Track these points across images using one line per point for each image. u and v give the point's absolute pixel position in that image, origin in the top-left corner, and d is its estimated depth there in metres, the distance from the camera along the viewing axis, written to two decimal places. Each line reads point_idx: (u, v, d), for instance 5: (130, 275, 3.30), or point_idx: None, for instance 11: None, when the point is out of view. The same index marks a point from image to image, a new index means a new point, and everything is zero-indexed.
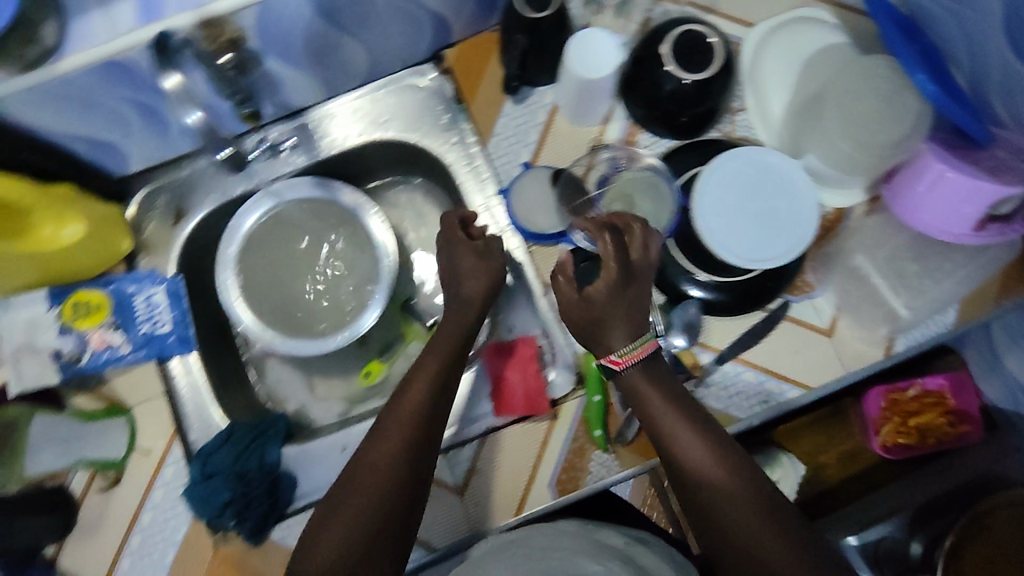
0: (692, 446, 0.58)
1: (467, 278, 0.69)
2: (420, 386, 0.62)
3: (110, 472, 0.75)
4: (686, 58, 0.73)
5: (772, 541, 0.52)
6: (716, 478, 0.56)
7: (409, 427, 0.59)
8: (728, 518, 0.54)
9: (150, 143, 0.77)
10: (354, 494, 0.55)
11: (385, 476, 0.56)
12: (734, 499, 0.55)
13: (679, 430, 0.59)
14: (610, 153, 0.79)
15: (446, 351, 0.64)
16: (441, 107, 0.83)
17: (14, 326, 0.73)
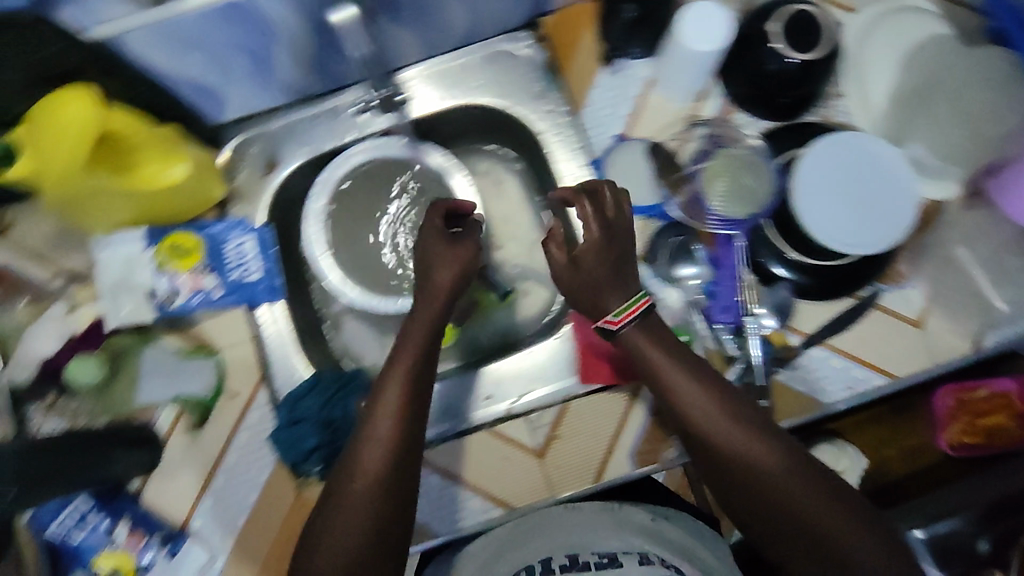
0: (715, 416, 0.59)
1: (440, 267, 0.68)
2: (403, 363, 0.64)
3: (197, 414, 0.76)
4: (796, 38, 0.72)
5: (809, 500, 0.56)
6: (747, 446, 0.58)
7: (398, 407, 0.62)
8: (765, 482, 0.57)
9: (250, 92, 0.76)
10: (353, 475, 0.59)
11: (376, 460, 0.59)
12: (768, 463, 0.57)
13: (700, 400, 0.60)
14: (705, 129, 0.77)
15: (424, 327, 0.66)
16: (536, 75, 0.82)
17: (114, 263, 0.75)
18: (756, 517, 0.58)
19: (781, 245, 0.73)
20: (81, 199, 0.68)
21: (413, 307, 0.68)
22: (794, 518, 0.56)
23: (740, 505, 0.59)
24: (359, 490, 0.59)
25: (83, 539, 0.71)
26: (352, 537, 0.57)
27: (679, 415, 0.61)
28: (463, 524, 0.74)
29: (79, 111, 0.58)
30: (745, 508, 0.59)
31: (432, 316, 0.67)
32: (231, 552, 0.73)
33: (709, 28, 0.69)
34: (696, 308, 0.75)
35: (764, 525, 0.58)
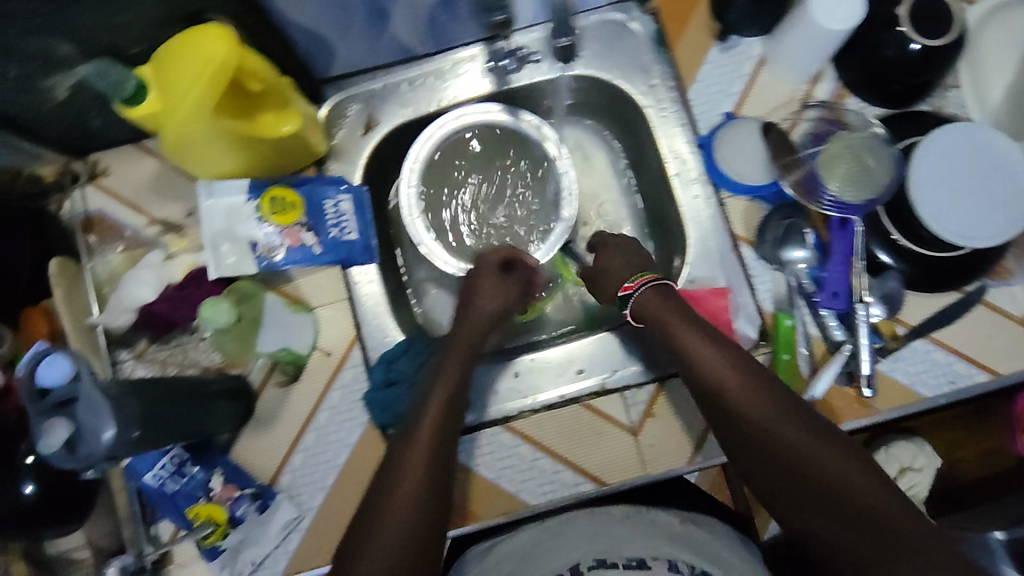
0: (729, 375, 0.61)
1: (485, 295, 0.74)
2: (454, 360, 0.68)
3: (290, 368, 0.76)
4: (924, 22, 0.69)
5: (825, 454, 0.56)
6: (760, 403, 0.59)
7: (447, 394, 0.64)
8: (780, 438, 0.57)
9: (358, 48, 0.76)
10: (406, 450, 0.60)
11: (428, 441, 0.60)
12: (781, 418, 0.58)
13: (714, 359, 0.62)
14: (816, 112, 0.77)
15: (468, 338, 0.71)
16: (644, 47, 0.80)
17: (216, 213, 0.72)
18: (773, 477, 0.58)
19: (889, 231, 0.72)
20: (194, 148, 0.66)
21: (460, 318, 0.73)
22: (810, 472, 0.56)
23: (759, 468, 0.59)
24: (411, 467, 0.59)
25: (178, 488, 0.71)
26: (403, 506, 0.56)
27: (696, 378, 0.63)
28: (553, 497, 0.74)
29: (220, 47, 0.57)
30: (765, 470, 0.59)
31: (476, 328, 0.72)
32: (318, 510, 0.73)
33: (842, 9, 0.67)
34: (800, 292, 0.74)
35: (783, 487, 0.57)
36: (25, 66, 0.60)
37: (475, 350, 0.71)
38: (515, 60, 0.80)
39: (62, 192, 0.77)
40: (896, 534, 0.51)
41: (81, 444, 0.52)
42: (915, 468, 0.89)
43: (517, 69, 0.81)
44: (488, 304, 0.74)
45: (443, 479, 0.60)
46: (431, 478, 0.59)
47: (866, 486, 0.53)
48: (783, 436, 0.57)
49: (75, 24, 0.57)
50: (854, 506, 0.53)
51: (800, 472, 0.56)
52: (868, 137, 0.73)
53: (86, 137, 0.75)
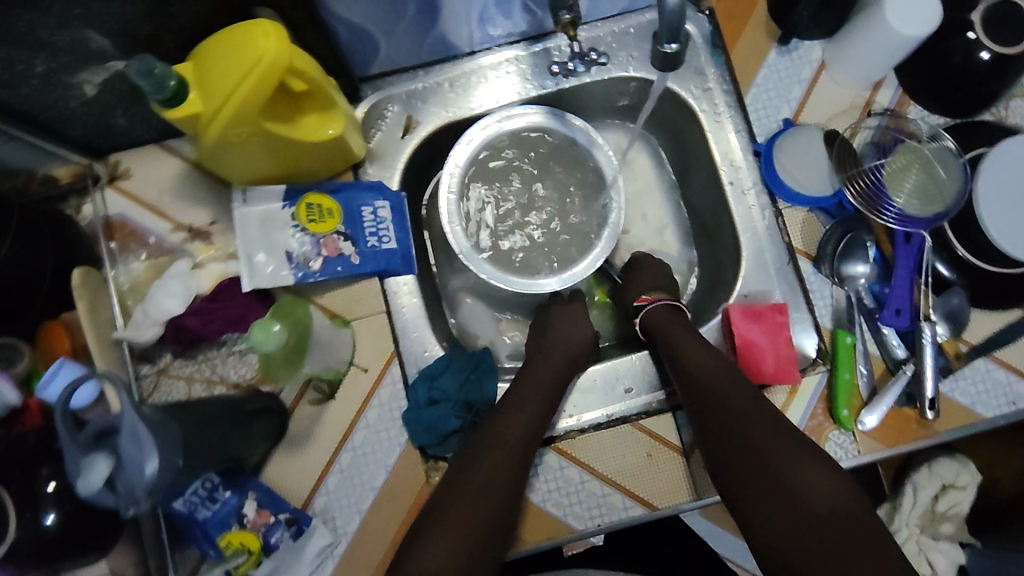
0: (715, 378, 0.66)
1: (565, 337, 0.75)
2: (535, 391, 0.69)
3: (324, 386, 0.71)
4: (998, 29, 0.67)
5: (788, 456, 0.59)
6: (737, 403, 0.63)
7: (525, 423, 0.66)
8: (748, 435, 0.61)
9: (405, 45, 0.72)
10: (473, 472, 0.62)
11: (502, 468, 0.62)
12: (755, 420, 0.62)
13: (707, 362, 0.67)
14: (879, 121, 0.74)
15: (554, 372, 0.71)
16: (698, 49, 0.77)
17: (250, 220, 0.69)
18: (735, 473, 0.60)
19: (951, 244, 0.70)
20: (231, 151, 0.61)
21: (541, 352, 0.74)
22: (771, 468, 0.58)
23: (722, 465, 0.62)
24: (478, 488, 0.60)
25: (209, 515, 0.65)
26: (467, 521, 0.58)
27: (683, 375, 0.68)
28: (602, 521, 0.70)
29: (269, 46, 0.53)
30: (728, 468, 0.61)
31: (563, 361, 0.73)
32: (355, 535, 0.69)
33: (916, 15, 0.65)
34: (860, 308, 0.72)
35: (743, 483, 0.60)
36: (56, 60, 0.56)
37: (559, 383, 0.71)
38: (582, 62, 0.77)
39: (81, 195, 0.72)
40: (847, 531, 0.53)
41: (121, 477, 0.47)
42: (958, 486, 0.87)
43: (579, 70, 0.78)
44: (564, 339, 0.75)
45: (509, 511, 0.61)
46: (500, 507, 0.60)
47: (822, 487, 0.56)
48: (750, 437, 0.61)
49: (116, 16, 0.53)
50: (809, 503, 0.55)
51: (761, 469, 0.59)
52: (937, 148, 0.71)
53: (109, 137, 0.70)
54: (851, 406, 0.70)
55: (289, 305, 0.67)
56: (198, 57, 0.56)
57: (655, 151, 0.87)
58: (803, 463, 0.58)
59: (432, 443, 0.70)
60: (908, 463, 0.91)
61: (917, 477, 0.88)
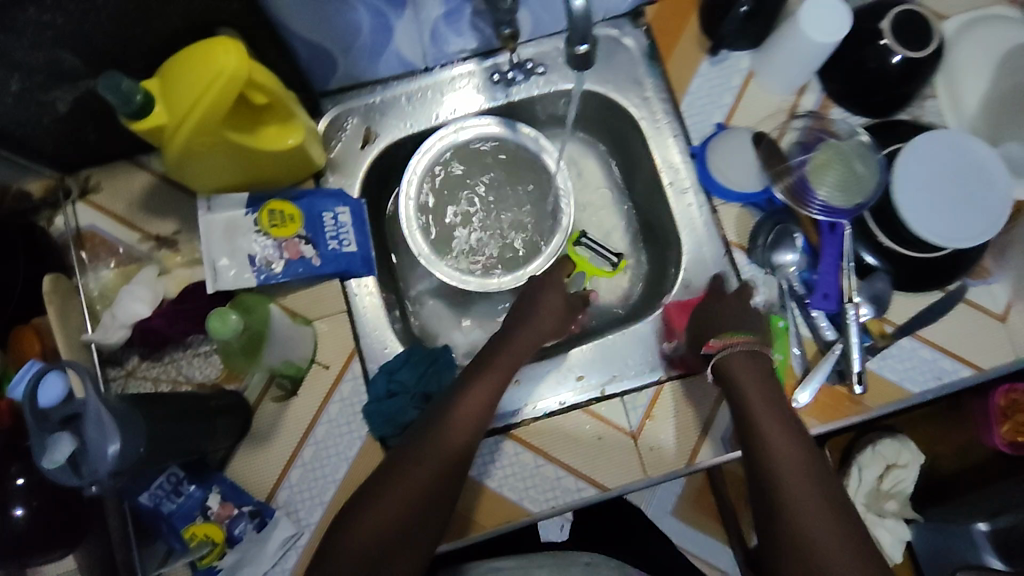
0: (777, 445, 0.64)
1: (522, 326, 0.77)
2: (494, 377, 0.72)
3: (287, 383, 0.75)
4: (906, 36, 0.73)
5: (827, 540, 0.57)
6: (790, 475, 0.62)
7: (476, 410, 0.69)
8: (787, 510, 0.60)
9: (361, 62, 0.77)
10: (412, 453, 0.66)
11: (443, 449, 0.66)
12: (801, 489, 0.61)
13: (774, 431, 0.65)
14: (804, 121, 0.80)
15: (513, 360, 0.74)
16: (637, 61, 0.82)
17: (214, 226, 0.72)
18: (775, 545, 0.61)
19: (875, 233, 0.76)
20: (196, 161, 0.65)
21: (504, 337, 0.76)
22: (803, 549, 0.58)
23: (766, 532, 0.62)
24: (415, 473, 0.65)
25: (174, 508, 0.68)
26: (392, 509, 0.63)
27: (748, 435, 0.67)
28: (555, 503, 0.74)
29: (230, 61, 0.57)
30: (771, 537, 0.61)
31: (521, 350, 0.75)
32: (317, 525, 0.72)
33: (829, 23, 0.70)
34: (792, 295, 0.77)
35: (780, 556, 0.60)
36: (29, 80, 0.59)
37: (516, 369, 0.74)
38: (522, 71, 0.81)
39: (53, 209, 0.76)
40: None
41: (84, 461, 0.50)
42: (900, 465, 0.93)
43: (523, 80, 0.82)
44: (530, 332, 0.76)
45: (449, 489, 0.66)
46: (431, 485, 0.65)
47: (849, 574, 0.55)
48: (793, 512, 0.60)
49: (84, 38, 0.57)
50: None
51: (796, 549, 0.58)
52: (857, 143, 0.76)
53: (79, 153, 0.74)
54: (785, 385, 0.75)
55: (257, 300, 0.69)
56: (162, 73, 0.60)
57: (603, 156, 0.92)
58: (841, 549, 0.57)
59: (392, 434, 0.74)
60: (852, 446, 0.97)
61: (861, 458, 0.94)
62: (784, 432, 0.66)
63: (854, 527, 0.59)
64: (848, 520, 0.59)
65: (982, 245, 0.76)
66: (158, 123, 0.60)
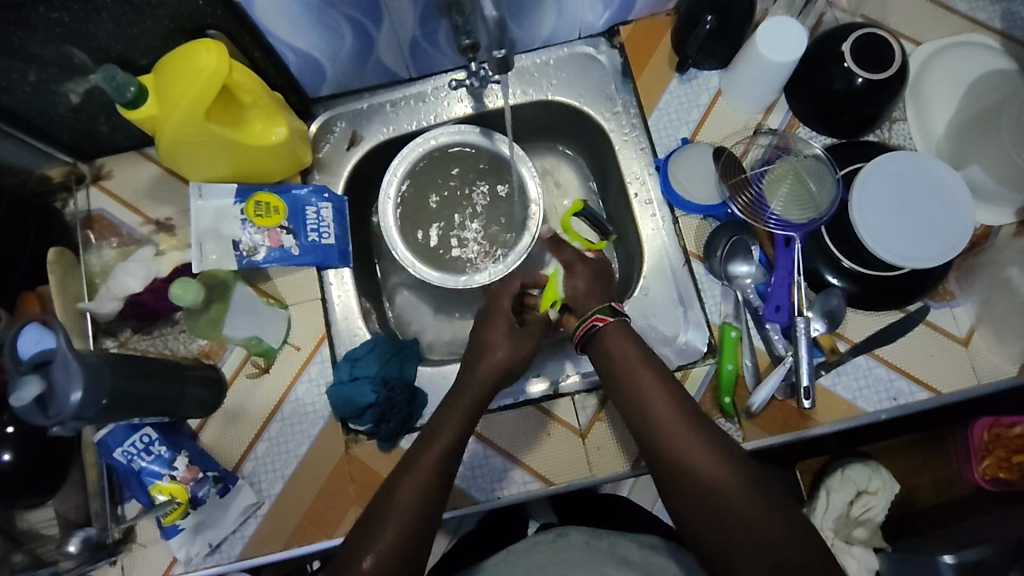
0: (675, 426, 0.62)
1: (503, 328, 0.75)
2: (462, 405, 0.68)
3: (260, 360, 0.80)
4: (864, 60, 0.75)
5: (752, 509, 0.56)
6: (695, 445, 0.60)
7: (452, 438, 0.64)
8: (714, 484, 0.58)
9: (347, 71, 0.83)
10: (411, 465, 0.62)
11: (426, 475, 0.61)
12: (704, 459, 0.59)
13: (659, 408, 0.64)
14: (769, 140, 0.83)
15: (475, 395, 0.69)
16: (610, 79, 0.87)
17: (204, 213, 0.78)
18: (697, 518, 0.58)
19: (833, 252, 0.76)
20: (185, 152, 0.72)
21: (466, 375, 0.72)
22: (731, 519, 0.56)
23: (681, 510, 0.60)
24: (403, 497, 0.59)
25: (145, 465, 0.72)
26: (404, 508, 0.58)
27: (642, 415, 0.65)
28: (500, 494, 0.77)
29: (210, 59, 0.64)
30: (692, 516, 0.58)
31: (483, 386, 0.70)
32: (278, 498, 0.76)
33: (782, 43, 0.74)
34: (747, 307, 0.78)
35: (706, 536, 0.57)
36: (45, 72, 0.69)
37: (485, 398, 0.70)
38: (478, 79, 0.85)
39: (67, 191, 0.85)
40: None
41: (51, 403, 0.56)
42: (871, 491, 0.89)
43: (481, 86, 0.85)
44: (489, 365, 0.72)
45: (434, 518, 0.60)
46: (438, 480, 0.61)
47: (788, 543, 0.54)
48: (727, 499, 0.57)
49: (91, 36, 0.65)
50: (768, 552, 0.54)
51: (724, 522, 0.56)
52: (813, 158, 0.80)
53: (93, 143, 0.83)
54: (734, 395, 0.76)
55: (217, 274, 0.77)
56: (157, 69, 0.68)
57: (580, 168, 0.96)
58: (769, 517, 0.56)
59: (352, 416, 0.78)
60: (824, 469, 0.93)
61: (831, 481, 0.90)
62: (677, 409, 0.64)
63: (770, 491, 0.58)
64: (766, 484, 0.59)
65: (943, 265, 0.75)
66: (150, 113, 0.68)
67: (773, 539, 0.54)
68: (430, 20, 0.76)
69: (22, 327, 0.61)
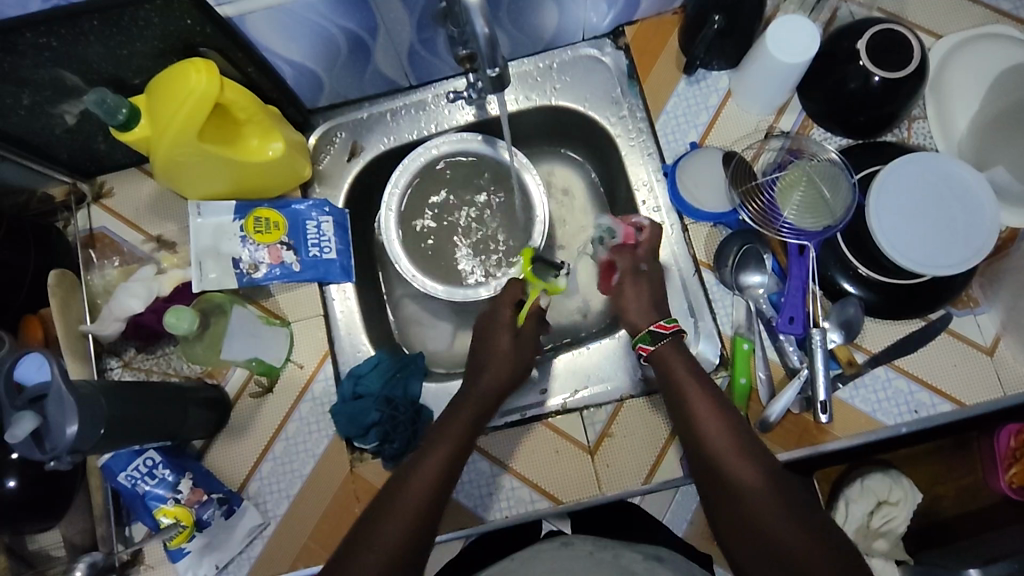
0: (710, 427, 0.61)
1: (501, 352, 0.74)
2: (456, 429, 0.66)
3: (264, 379, 0.79)
4: (882, 57, 0.71)
5: (778, 519, 0.54)
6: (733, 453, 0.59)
7: (446, 460, 0.62)
8: (740, 489, 0.57)
9: (344, 81, 0.81)
10: (411, 478, 0.60)
11: (416, 502, 0.58)
12: (734, 463, 0.58)
13: (704, 415, 0.62)
14: (781, 143, 0.80)
15: (473, 414, 0.68)
16: (615, 81, 0.84)
17: (204, 230, 0.77)
18: (728, 528, 0.57)
19: (850, 260, 0.74)
20: (181, 174, 0.71)
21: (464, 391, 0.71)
22: (755, 529, 0.55)
23: (718, 517, 0.58)
24: (399, 511, 0.58)
25: (150, 489, 0.72)
26: (396, 529, 0.57)
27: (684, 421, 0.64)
28: (508, 512, 0.75)
29: (200, 81, 0.63)
30: (725, 522, 0.57)
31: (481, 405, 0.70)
32: (283, 517, 0.76)
33: (793, 44, 0.71)
34: (760, 318, 0.76)
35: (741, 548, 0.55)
36: (39, 95, 0.68)
37: (481, 416, 0.69)
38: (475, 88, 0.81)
39: (69, 212, 0.84)
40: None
41: (47, 436, 0.56)
42: (892, 502, 0.81)
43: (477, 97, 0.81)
44: (490, 386, 0.72)
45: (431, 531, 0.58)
46: (432, 501, 0.59)
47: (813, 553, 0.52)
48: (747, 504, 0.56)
49: (83, 59, 0.64)
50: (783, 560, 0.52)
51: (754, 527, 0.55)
52: (827, 162, 0.77)
53: (93, 161, 0.82)
54: (747, 409, 0.74)
55: (211, 297, 0.75)
56: (148, 90, 0.67)
57: (587, 173, 0.94)
58: (794, 526, 0.53)
59: (356, 435, 0.76)
60: (843, 477, 0.85)
61: (849, 491, 0.82)
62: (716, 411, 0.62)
63: (797, 501, 0.56)
64: (790, 488, 0.57)
65: (966, 272, 0.72)
66: (143, 134, 0.67)
67: (797, 549, 0.52)
68: (428, 28, 0.74)
69: (22, 354, 0.59)
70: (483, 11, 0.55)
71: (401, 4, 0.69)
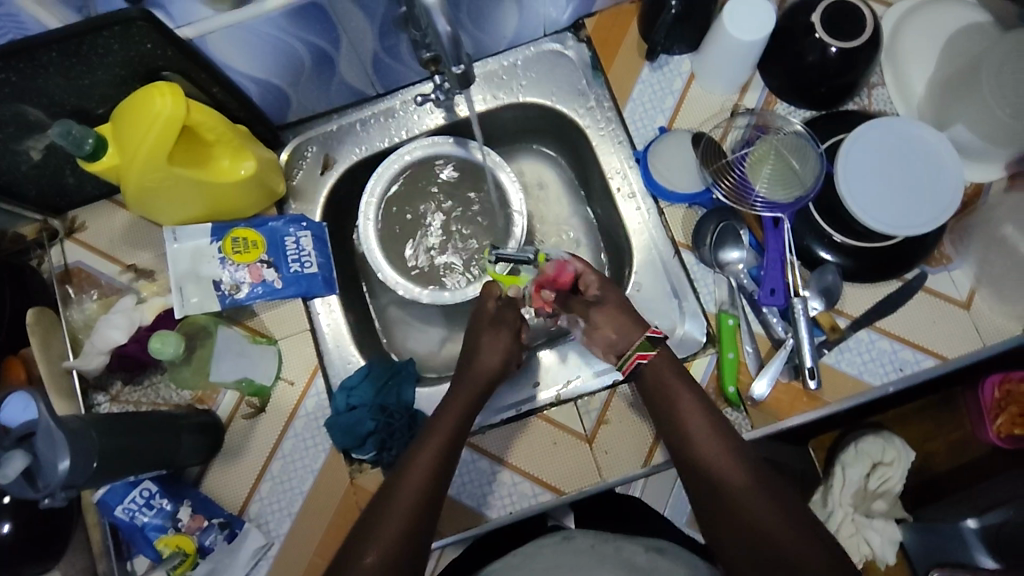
0: (701, 429, 0.65)
1: (489, 353, 0.75)
2: (444, 429, 0.66)
3: (256, 400, 0.78)
4: (837, 28, 0.73)
5: (766, 510, 0.58)
6: (718, 450, 0.63)
7: (433, 462, 0.63)
8: (729, 485, 0.60)
9: (311, 94, 0.81)
10: (399, 484, 0.61)
11: (408, 506, 0.59)
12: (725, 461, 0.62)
13: (695, 416, 0.66)
14: (747, 120, 0.81)
15: (458, 412, 0.69)
16: (580, 72, 0.85)
17: (181, 256, 0.77)
18: (716, 520, 0.60)
19: (824, 228, 0.75)
20: (153, 200, 0.71)
21: (455, 391, 0.72)
22: (742, 519, 0.58)
23: (703, 510, 0.61)
24: (391, 520, 0.58)
25: (148, 520, 0.71)
26: (390, 533, 0.57)
27: (672, 421, 0.67)
28: (514, 508, 0.75)
29: (165, 104, 0.62)
30: (711, 517, 0.60)
31: (472, 403, 0.71)
32: (285, 537, 0.75)
33: (749, 22, 0.73)
34: (742, 292, 0.77)
35: (727, 538, 0.58)
36: (2, 132, 0.67)
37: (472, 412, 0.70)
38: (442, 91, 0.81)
39: (42, 248, 0.83)
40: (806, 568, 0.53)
41: (39, 474, 0.55)
42: (886, 462, 0.82)
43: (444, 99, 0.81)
44: (479, 385, 0.72)
45: (425, 535, 0.59)
46: (422, 503, 0.60)
47: (796, 540, 0.55)
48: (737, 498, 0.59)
49: (43, 92, 0.63)
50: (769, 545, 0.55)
51: (743, 519, 0.58)
52: (792, 135, 0.79)
53: (62, 196, 0.81)
54: (738, 383, 0.74)
55: (194, 320, 0.76)
56: (113, 118, 0.66)
57: (561, 166, 0.94)
58: (781, 517, 0.57)
59: (354, 446, 0.76)
60: (838, 443, 0.86)
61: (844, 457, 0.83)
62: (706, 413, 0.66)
63: (783, 495, 0.60)
64: (773, 482, 0.61)
65: (936, 230, 0.74)
66: (112, 163, 0.66)
67: (783, 537, 0.56)
68: (390, 35, 0.75)
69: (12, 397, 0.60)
70: (443, 10, 0.56)
71: (360, 13, 0.69)
